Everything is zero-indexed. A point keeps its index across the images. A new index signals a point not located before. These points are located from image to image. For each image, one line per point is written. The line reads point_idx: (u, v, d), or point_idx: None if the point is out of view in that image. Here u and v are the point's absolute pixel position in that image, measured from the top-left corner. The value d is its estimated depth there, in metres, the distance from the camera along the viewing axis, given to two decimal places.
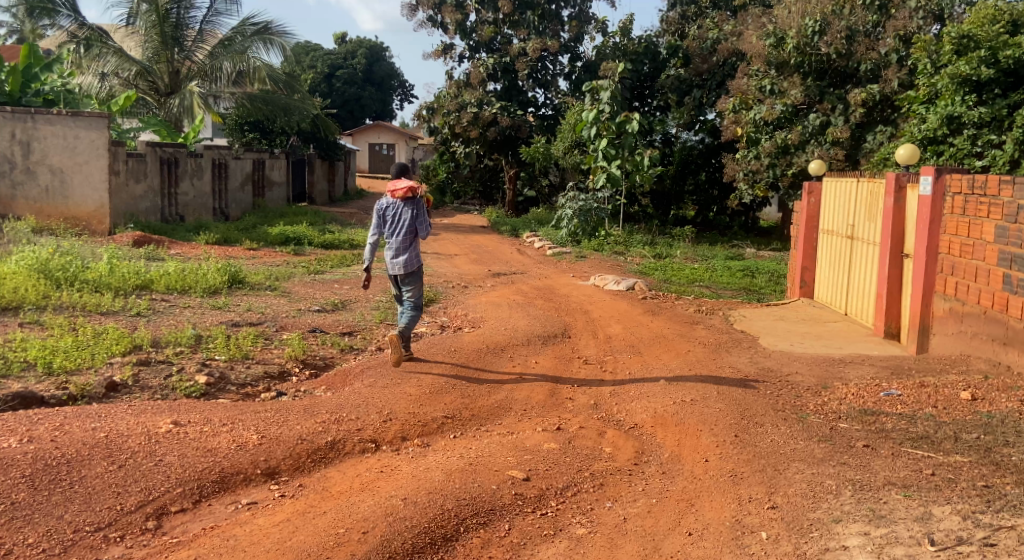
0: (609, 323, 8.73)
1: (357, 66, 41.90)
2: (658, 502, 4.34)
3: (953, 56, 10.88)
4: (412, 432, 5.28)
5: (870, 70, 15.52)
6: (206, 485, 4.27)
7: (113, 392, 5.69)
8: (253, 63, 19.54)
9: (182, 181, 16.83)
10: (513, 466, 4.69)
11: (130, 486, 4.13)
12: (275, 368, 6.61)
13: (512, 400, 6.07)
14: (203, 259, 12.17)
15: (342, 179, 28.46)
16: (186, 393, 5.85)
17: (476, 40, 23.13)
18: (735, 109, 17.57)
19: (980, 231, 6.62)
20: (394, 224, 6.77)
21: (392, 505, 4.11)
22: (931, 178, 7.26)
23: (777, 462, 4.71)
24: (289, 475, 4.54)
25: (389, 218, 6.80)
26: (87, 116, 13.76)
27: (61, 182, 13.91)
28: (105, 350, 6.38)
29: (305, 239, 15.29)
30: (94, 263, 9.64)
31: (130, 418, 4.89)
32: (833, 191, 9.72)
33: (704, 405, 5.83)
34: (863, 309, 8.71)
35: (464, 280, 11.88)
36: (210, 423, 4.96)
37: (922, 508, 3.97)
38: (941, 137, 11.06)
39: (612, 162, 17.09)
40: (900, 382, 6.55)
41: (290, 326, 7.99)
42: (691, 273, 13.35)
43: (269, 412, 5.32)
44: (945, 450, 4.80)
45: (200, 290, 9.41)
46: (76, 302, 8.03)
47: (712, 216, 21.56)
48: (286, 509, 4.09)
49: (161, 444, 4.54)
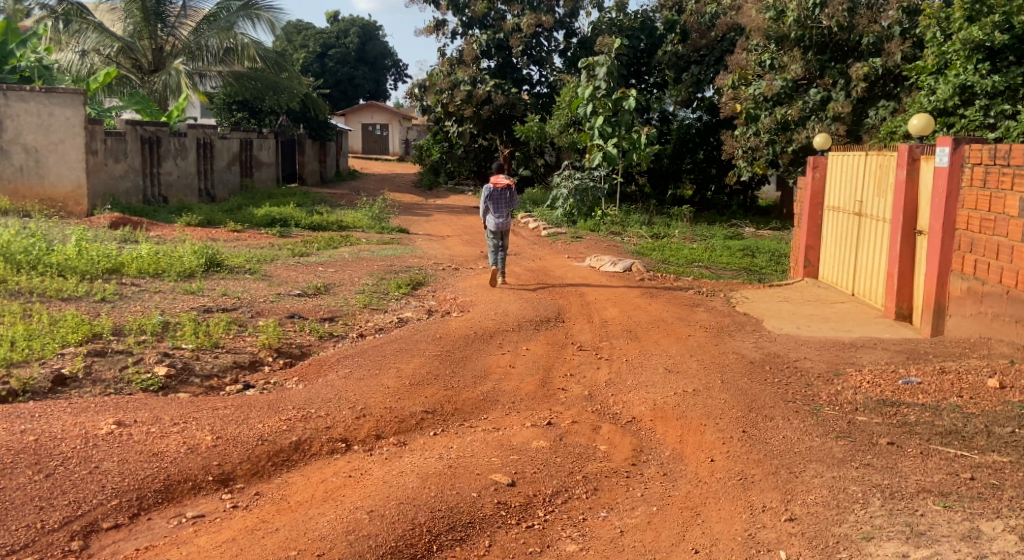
0: (605, 306, 8.20)
1: (350, 46, 41.15)
2: (658, 511, 3.85)
3: (964, 22, 10.28)
4: (388, 430, 4.78)
5: (872, 43, 14.95)
6: (147, 496, 3.78)
7: (61, 386, 5.21)
8: (240, 39, 18.63)
9: (165, 160, 16.25)
10: (497, 469, 4.20)
11: (56, 499, 3.63)
12: (246, 357, 6.11)
13: (500, 391, 5.58)
14: (179, 240, 11.60)
15: (334, 159, 27.68)
16: (143, 388, 5.36)
17: (469, 16, 22.32)
18: (734, 84, 16.85)
19: (1003, 204, 6.09)
20: (496, 202, 9.15)
21: (355, 521, 3.60)
22: (948, 149, 6.70)
23: (791, 462, 4.22)
24: (244, 481, 4.04)
25: (492, 197, 9.15)
26: (64, 92, 13.13)
27: (36, 162, 13.31)
28: (60, 340, 5.85)
29: (292, 220, 14.73)
30: (61, 246, 9.09)
31: (67, 418, 4.37)
32: (838, 166, 9.18)
33: (708, 397, 5.34)
34: (872, 290, 8.20)
35: (455, 262, 11.37)
36: (159, 423, 4.43)
37: (967, 524, 3.47)
38: (953, 108, 10.51)
39: (608, 141, 16.51)
40: (918, 368, 6.05)
41: (267, 311, 7.46)
42: (689, 253, 12.80)
43: (228, 409, 4.79)
44: (980, 448, 4.31)
45: (174, 274, 8.87)
46: (35, 287, 7.49)
47: (711, 195, 21.06)
48: (234, 526, 3.58)
49: (99, 448, 4.04)
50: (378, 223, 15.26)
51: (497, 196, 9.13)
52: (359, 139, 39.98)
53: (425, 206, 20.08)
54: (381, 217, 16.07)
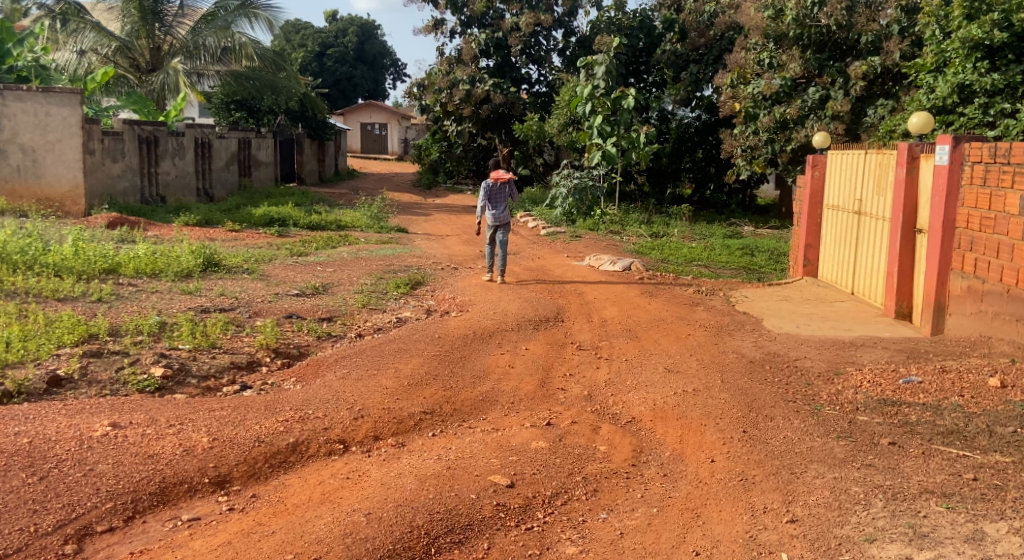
0: (604, 305, 8.16)
1: (348, 45, 41.11)
2: (658, 512, 3.82)
3: (963, 20, 10.16)
4: (386, 431, 4.74)
5: (871, 41, 14.92)
6: (142, 499, 3.74)
7: (56, 388, 5.18)
8: (238, 38, 18.55)
9: (163, 160, 16.20)
10: (496, 470, 4.16)
11: (50, 501, 3.60)
12: (243, 357, 6.07)
13: (499, 392, 5.55)
14: (177, 241, 11.56)
15: (332, 159, 27.61)
16: (140, 389, 5.33)
17: (468, 15, 22.27)
18: (733, 83, 16.82)
19: (1003, 202, 6.06)
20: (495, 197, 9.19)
21: (352, 523, 3.57)
22: (948, 147, 6.67)
23: (792, 463, 4.18)
24: (241, 483, 4.01)
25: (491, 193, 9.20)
26: (61, 92, 13.10)
27: (33, 161, 13.27)
28: (55, 340, 5.81)
29: (291, 220, 14.69)
30: (57, 246, 9.04)
31: (62, 421, 4.34)
32: (838, 164, 9.14)
33: (708, 396, 5.31)
34: (872, 289, 8.17)
35: (454, 262, 11.34)
36: (155, 425, 4.39)
37: (971, 526, 3.44)
38: (952, 106, 10.48)
39: (607, 139, 16.47)
40: (919, 367, 6.02)
41: (265, 312, 7.42)
42: (689, 252, 12.76)
43: (225, 411, 4.75)
44: (982, 447, 4.28)
45: (171, 274, 8.83)
46: (31, 288, 7.45)
47: (709, 193, 21.01)
48: (230, 529, 3.55)
49: (94, 450, 4.00)
50: (377, 222, 15.22)
51: (497, 191, 9.18)
52: (358, 138, 39.93)
53: (424, 205, 20.03)
54: (380, 217, 16.02)
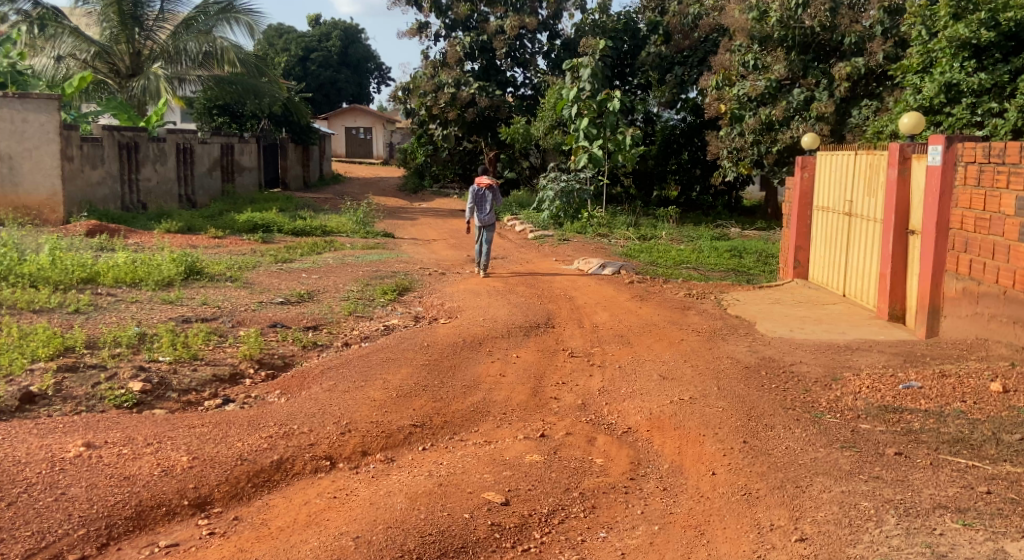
0: (595, 310, 8.00)
1: (331, 49, 40.73)
2: (661, 529, 3.66)
3: (949, 19, 10.11)
4: (374, 446, 4.56)
5: (854, 42, 14.85)
6: (118, 524, 3.55)
7: (29, 405, 4.97)
8: (219, 43, 18.40)
9: (144, 166, 15.91)
10: (489, 487, 3.99)
11: (18, 529, 3.40)
12: (225, 369, 5.87)
13: (490, 402, 5.38)
14: (159, 248, 11.30)
15: (317, 164, 27.31)
16: (117, 404, 5.13)
17: (452, 18, 22.08)
18: (718, 85, 16.74)
19: (998, 203, 5.95)
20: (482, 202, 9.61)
21: (340, 548, 3.39)
22: (940, 147, 6.56)
23: (797, 476, 4.04)
24: (222, 505, 3.82)
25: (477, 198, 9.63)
26: (37, 98, 12.82)
27: (9, 169, 12.95)
28: (29, 354, 5.59)
29: (275, 226, 14.46)
30: (34, 255, 8.80)
31: (32, 441, 4.14)
32: (827, 165, 9.02)
33: (704, 405, 5.15)
34: (864, 290, 8.05)
35: (442, 267, 11.15)
36: (132, 444, 4.19)
37: (991, 545, 3.30)
38: (938, 106, 10.38)
39: (594, 142, 16.31)
40: (918, 371, 5.88)
41: (248, 321, 7.21)
42: (677, 255, 12.61)
43: (205, 427, 4.55)
44: (991, 457, 4.16)
45: (152, 282, 8.60)
46: (5, 300, 7.21)
47: (696, 195, 20.91)
48: (211, 556, 3.36)
49: (66, 473, 3.81)
50: (363, 227, 14.99)
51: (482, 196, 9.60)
52: (342, 142, 39.60)
53: (411, 210, 19.81)
54: (366, 222, 15.80)
